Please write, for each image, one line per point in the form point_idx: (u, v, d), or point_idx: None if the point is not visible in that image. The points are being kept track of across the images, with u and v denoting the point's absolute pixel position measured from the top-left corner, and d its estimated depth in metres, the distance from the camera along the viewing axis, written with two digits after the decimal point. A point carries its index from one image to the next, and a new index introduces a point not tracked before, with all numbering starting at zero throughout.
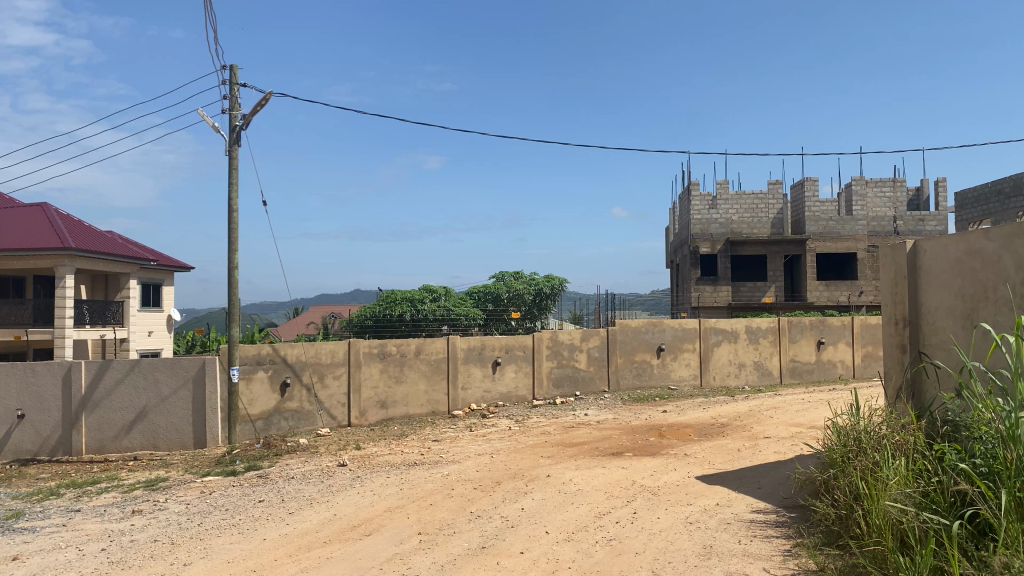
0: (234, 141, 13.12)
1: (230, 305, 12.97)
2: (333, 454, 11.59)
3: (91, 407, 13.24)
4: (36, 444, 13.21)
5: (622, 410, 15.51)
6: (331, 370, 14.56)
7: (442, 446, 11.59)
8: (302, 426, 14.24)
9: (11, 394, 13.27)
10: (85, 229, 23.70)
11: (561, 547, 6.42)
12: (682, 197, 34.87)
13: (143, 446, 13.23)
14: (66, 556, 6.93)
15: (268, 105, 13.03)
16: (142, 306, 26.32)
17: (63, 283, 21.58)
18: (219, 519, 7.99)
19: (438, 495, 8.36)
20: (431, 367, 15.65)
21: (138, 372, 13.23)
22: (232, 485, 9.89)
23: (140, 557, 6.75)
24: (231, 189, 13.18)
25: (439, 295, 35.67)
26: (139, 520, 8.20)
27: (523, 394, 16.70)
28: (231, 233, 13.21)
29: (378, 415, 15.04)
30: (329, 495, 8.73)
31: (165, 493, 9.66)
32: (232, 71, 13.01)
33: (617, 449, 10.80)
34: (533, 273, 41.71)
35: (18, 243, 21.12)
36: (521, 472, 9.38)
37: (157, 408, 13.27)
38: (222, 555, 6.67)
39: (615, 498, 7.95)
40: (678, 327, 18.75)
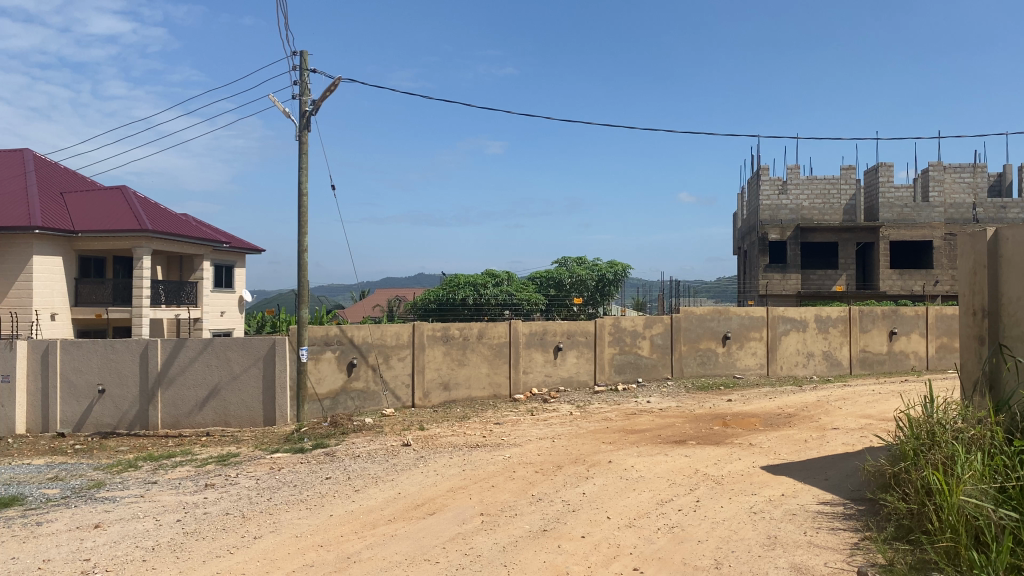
0: (304, 126, 13.36)
1: (300, 287, 13.25)
2: (397, 434, 11.77)
3: (166, 383, 13.72)
4: (115, 417, 13.80)
5: (685, 397, 15.35)
6: (395, 352, 14.76)
7: (503, 429, 11.66)
8: (367, 406, 14.51)
9: (92, 369, 13.89)
10: (161, 212, 24.43)
11: (623, 533, 6.41)
12: (751, 182, 34.18)
13: (216, 422, 13.66)
14: (143, 525, 7.22)
15: (338, 89, 13.21)
16: (215, 287, 27.10)
17: (141, 264, 22.36)
18: (288, 494, 8.20)
19: (500, 477, 8.44)
20: (493, 351, 15.73)
21: (211, 350, 13.65)
22: (300, 462, 10.14)
23: (213, 529, 6.98)
24: (301, 174, 13.44)
25: (501, 280, 35.81)
26: (212, 493, 8.47)
27: (585, 380, 16.65)
28: (302, 216, 13.48)
29: (441, 397, 15.22)
30: (393, 474, 8.90)
31: (236, 468, 9.97)
32: (302, 57, 13.23)
33: (680, 437, 10.71)
34: (597, 258, 41.55)
35: (100, 224, 21.98)
36: (582, 457, 9.38)
37: (229, 385, 13.68)
38: (291, 529, 6.85)
39: (678, 485, 7.90)
40: (745, 315, 18.39)
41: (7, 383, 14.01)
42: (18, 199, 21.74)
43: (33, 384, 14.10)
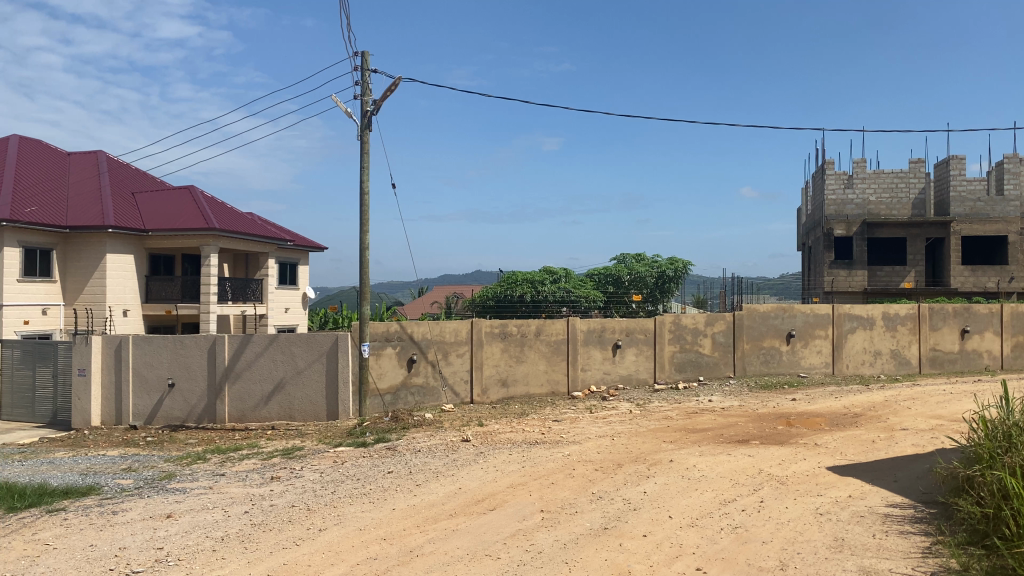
0: (365, 126, 13.54)
1: (362, 284, 13.43)
2: (456, 430, 11.84)
3: (233, 377, 14.08)
4: (184, 411, 14.23)
5: (748, 397, 15.09)
6: (454, 348, 14.85)
7: (562, 427, 11.65)
8: (427, 401, 14.65)
9: (162, 364, 14.33)
10: (228, 211, 25.05)
11: (685, 533, 6.34)
12: (815, 176, 33.44)
13: (281, 416, 13.97)
14: (213, 516, 7.42)
15: (398, 89, 13.34)
16: (279, 284, 27.71)
17: (208, 261, 22.95)
18: (351, 487, 8.34)
19: (560, 474, 8.44)
20: (551, 348, 15.70)
21: (276, 346, 13.96)
22: (363, 456, 10.30)
23: (279, 521, 7.14)
24: (362, 173, 13.64)
25: (559, 276, 35.81)
26: (278, 486, 8.65)
27: (645, 378, 16.52)
28: (363, 214, 13.67)
29: (499, 394, 15.26)
30: (454, 469, 8.97)
31: (301, 461, 10.17)
32: (363, 58, 13.40)
33: (743, 436, 10.55)
34: (656, 255, 41.20)
35: (169, 223, 22.65)
36: (643, 455, 9.31)
37: (293, 380, 13.96)
38: (355, 522, 6.95)
39: (741, 485, 7.78)
40: (809, 313, 18.02)
41: (83, 377, 14.59)
42: (92, 200, 22.58)
43: (107, 378, 14.63)
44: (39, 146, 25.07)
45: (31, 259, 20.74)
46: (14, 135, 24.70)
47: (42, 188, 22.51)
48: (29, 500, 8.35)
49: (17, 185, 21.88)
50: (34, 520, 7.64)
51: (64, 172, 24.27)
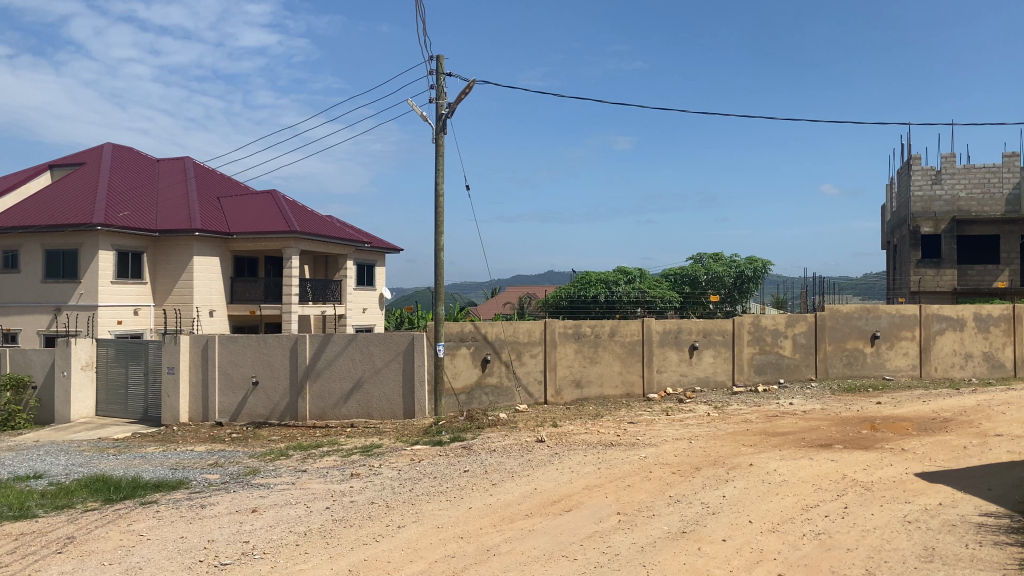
0: (440, 129, 13.69)
1: (437, 285, 13.59)
2: (531, 430, 11.89)
3: (313, 376, 14.43)
4: (268, 408, 14.66)
5: (831, 400, 14.68)
6: (528, 349, 14.87)
7: (638, 429, 11.55)
8: (501, 401, 14.73)
9: (247, 362, 14.79)
10: (308, 214, 25.69)
11: (767, 538, 6.22)
12: (901, 172, 32.38)
13: (359, 414, 14.26)
14: (296, 511, 7.61)
15: (473, 91, 13.45)
16: (357, 285, 28.29)
17: (290, 263, 23.54)
18: (428, 485, 8.45)
19: (636, 477, 8.37)
20: (625, 349, 15.57)
21: (355, 345, 14.25)
22: (439, 454, 10.42)
23: (360, 517, 7.28)
24: (437, 175, 13.80)
25: (634, 276, 35.60)
26: (357, 483, 8.82)
27: (722, 380, 16.25)
28: (438, 216, 13.83)
29: (573, 395, 15.21)
30: (529, 469, 8.99)
31: (379, 459, 10.34)
32: (439, 61, 13.56)
33: (826, 440, 10.27)
34: (734, 255, 40.46)
35: (252, 227, 23.35)
36: (721, 459, 9.15)
37: (371, 379, 14.22)
38: (433, 520, 7.03)
39: (824, 491, 7.57)
40: (895, 313, 17.41)
41: (173, 375, 15.19)
42: (180, 205, 23.47)
43: (194, 376, 15.18)
44: (131, 154, 26.18)
45: (124, 262, 21.73)
46: (108, 143, 25.86)
47: (133, 194, 23.51)
48: (124, 493, 8.74)
49: (111, 192, 22.90)
50: (130, 511, 7.99)
51: (154, 178, 25.28)
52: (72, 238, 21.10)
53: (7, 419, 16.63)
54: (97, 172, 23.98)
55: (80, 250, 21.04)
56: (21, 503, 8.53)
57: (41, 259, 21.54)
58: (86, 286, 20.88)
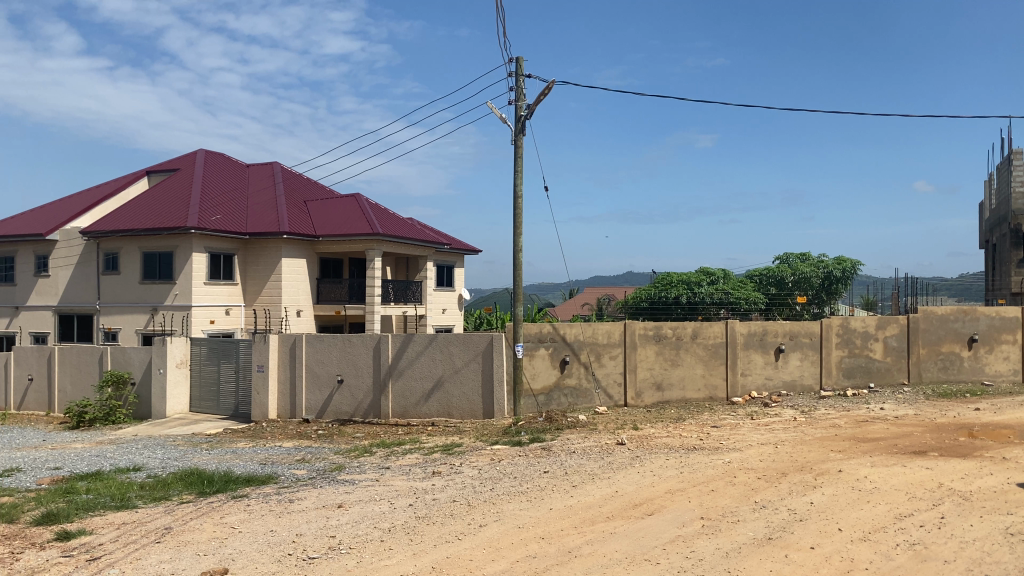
0: (519, 130, 13.75)
1: (516, 285, 13.64)
2: (611, 433, 11.80)
3: (396, 374, 14.69)
4: (352, 406, 15.00)
5: (925, 405, 14.11)
6: (607, 350, 14.76)
7: (721, 433, 11.33)
8: (580, 403, 14.68)
9: (332, 361, 15.20)
10: (390, 216, 26.14)
11: (858, 547, 6.02)
12: (1000, 168, 30.95)
13: (440, 413, 14.43)
14: (381, 508, 7.76)
15: (552, 93, 13.47)
16: (437, 286, 28.64)
17: (372, 265, 23.98)
18: (509, 485, 8.49)
19: (720, 481, 8.22)
20: (708, 351, 15.29)
21: (435, 345, 14.44)
22: (519, 454, 10.46)
23: (442, 515, 7.36)
24: (516, 175, 13.85)
25: (717, 277, 35.06)
26: (438, 481, 8.93)
27: (809, 384, 15.83)
28: (517, 217, 13.89)
29: (654, 397, 15.02)
30: (610, 472, 8.93)
31: (460, 458, 10.45)
32: (518, 63, 13.62)
33: (920, 447, 9.88)
34: (823, 255, 39.30)
35: (337, 230, 23.92)
36: (808, 465, 8.90)
37: (451, 378, 14.37)
38: (514, 520, 7.06)
39: (918, 500, 7.28)
40: (995, 316, 16.62)
41: (262, 373, 15.72)
42: (268, 208, 24.22)
43: (283, 374, 15.69)
44: (222, 159, 27.17)
45: (216, 264, 22.55)
46: (201, 149, 26.90)
47: (224, 198, 24.38)
48: (216, 487, 9.08)
49: (204, 196, 23.82)
50: (222, 504, 8.29)
51: (244, 182, 26.16)
52: (168, 241, 22.03)
53: (109, 414, 17.44)
54: (191, 178, 24.97)
55: (175, 252, 21.94)
56: (122, 493, 8.96)
57: (139, 261, 22.55)
58: (180, 286, 21.78)
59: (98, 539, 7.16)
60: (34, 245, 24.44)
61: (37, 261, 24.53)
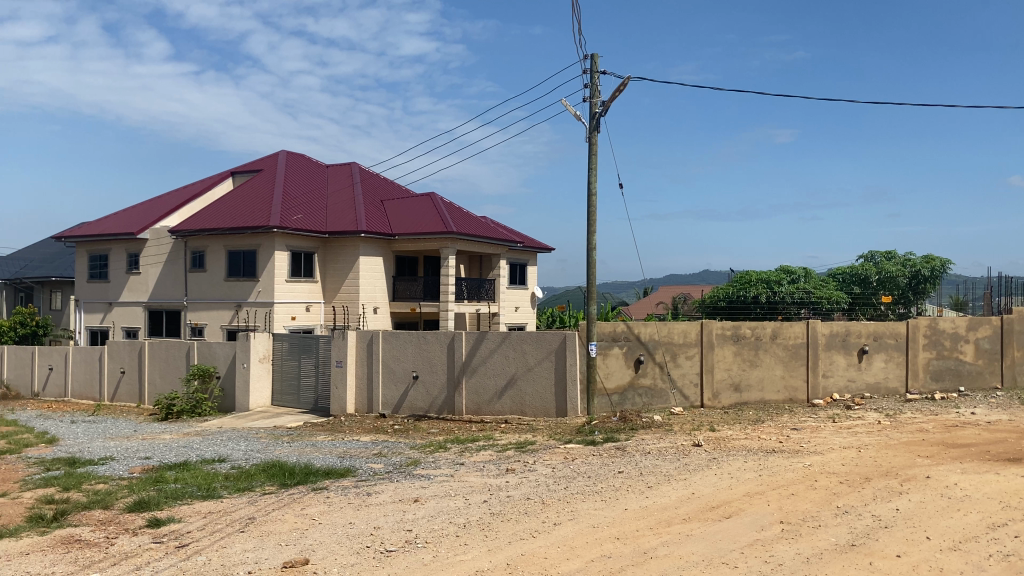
0: (594, 127, 13.68)
1: (590, 283, 13.56)
2: (687, 433, 11.64)
3: (469, 372, 14.82)
4: (426, 402, 15.20)
5: (1020, 410, 13.49)
6: (683, 350, 14.55)
7: (802, 436, 11.07)
8: (655, 403, 14.53)
9: (408, 357, 15.44)
10: (464, 215, 26.33)
11: (947, 557, 5.79)
12: None
13: (513, 411, 14.48)
14: (456, 503, 7.83)
15: (626, 89, 13.36)
16: (510, 284, 28.76)
17: (446, 263, 24.22)
18: (583, 484, 8.46)
19: (800, 485, 8.02)
20: (788, 352, 14.93)
21: (508, 343, 14.49)
22: (593, 454, 10.42)
23: (516, 512, 7.39)
24: (591, 173, 13.79)
25: (798, 276, 34.43)
26: (513, 478, 8.98)
27: (895, 386, 15.32)
28: (591, 215, 13.83)
29: (732, 399, 14.75)
30: (686, 473, 8.81)
31: (534, 456, 10.48)
32: (592, 60, 13.55)
33: (1015, 454, 9.43)
34: (910, 253, 37.87)
35: (412, 229, 24.21)
36: (893, 470, 8.60)
37: (524, 376, 14.41)
38: (588, 519, 7.04)
39: (1013, 509, 6.95)
40: None
41: (340, 368, 16.08)
42: (346, 208, 24.71)
43: (360, 369, 16.02)
44: (302, 160, 27.87)
45: (297, 262, 23.15)
46: (282, 150, 27.64)
47: (304, 198, 24.99)
48: (297, 479, 9.32)
49: (285, 196, 24.45)
50: (302, 496, 8.51)
51: (323, 182, 26.75)
52: (251, 239, 22.71)
53: (195, 407, 18.15)
54: (273, 179, 25.67)
55: (258, 251, 22.61)
56: (208, 483, 9.29)
57: (224, 259, 23.31)
58: (263, 284, 22.46)
59: (186, 527, 7.44)
60: (126, 244, 25.51)
61: (129, 259, 25.59)
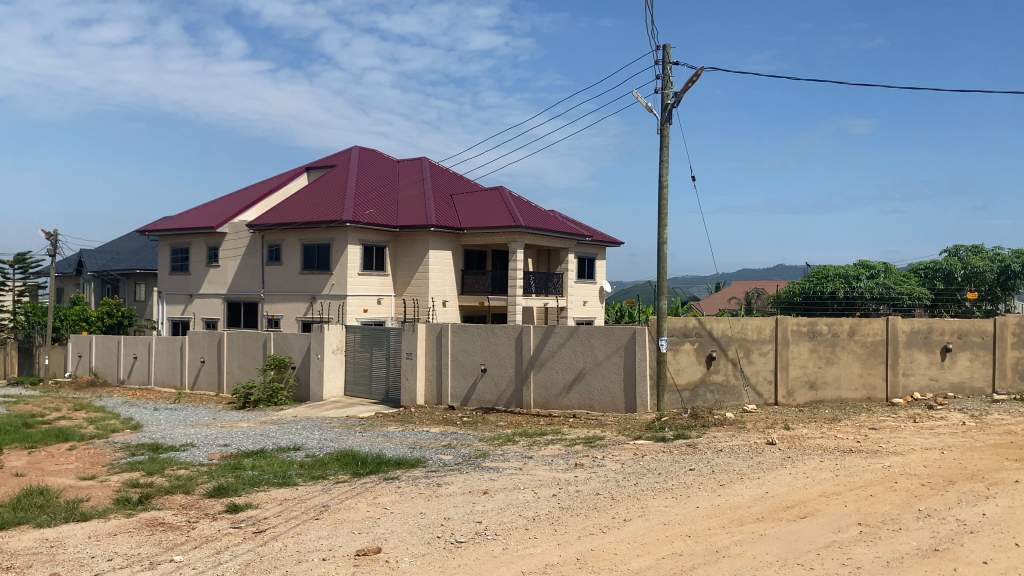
0: (666, 119, 13.50)
1: (660, 277, 13.39)
2: (760, 432, 11.42)
3: (538, 365, 14.84)
4: (495, 395, 15.30)
5: None
6: (757, 346, 14.26)
7: (881, 435, 10.74)
8: (727, 401, 14.27)
9: (476, 351, 15.56)
10: (533, 209, 26.33)
11: None
12: None
13: (581, 405, 14.43)
14: (525, 496, 7.85)
15: (700, 80, 13.15)
16: (578, 278, 28.69)
17: (515, 257, 24.28)
18: (653, 481, 8.38)
19: (879, 486, 7.78)
20: (866, 349, 14.50)
21: (577, 337, 14.43)
22: (663, 450, 10.31)
23: (585, 507, 7.37)
24: (662, 165, 13.62)
25: (877, 272, 33.63)
26: (582, 473, 8.96)
27: (980, 386, 14.74)
28: (662, 208, 13.66)
29: (807, 396, 14.39)
30: (760, 472, 8.64)
31: (603, 451, 10.42)
32: (665, 51, 13.37)
33: None
34: (998, 247, 36.49)
35: (480, 222, 24.33)
36: (979, 473, 8.27)
37: (593, 370, 14.33)
38: (659, 516, 6.97)
39: None
40: None
41: (411, 360, 16.33)
42: (416, 202, 24.99)
43: (430, 362, 16.24)
44: (373, 155, 28.30)
45: (369, 255, 23.53)
46: (355, 146, 28.11)
47: (376, 192, 25.37)
48: (369, 468, 9.49)
49: (357, 191, 24.87)
50: (374, 485, 8.66)
51: (394, 177, 27.11)
52: (324, 233, 23.18)
53: (272, 396, 18.56)
54: (346, 174, 26.15)
55: (332, 244, 23.07)
56: (284, 471, 9.53)
57: (299, 253, 23.85)
58: (336, 276, 22.92)
59: (263, 513, 7.65)
60: (206, 237, 26.36)
61: (209, 252, 26.42)
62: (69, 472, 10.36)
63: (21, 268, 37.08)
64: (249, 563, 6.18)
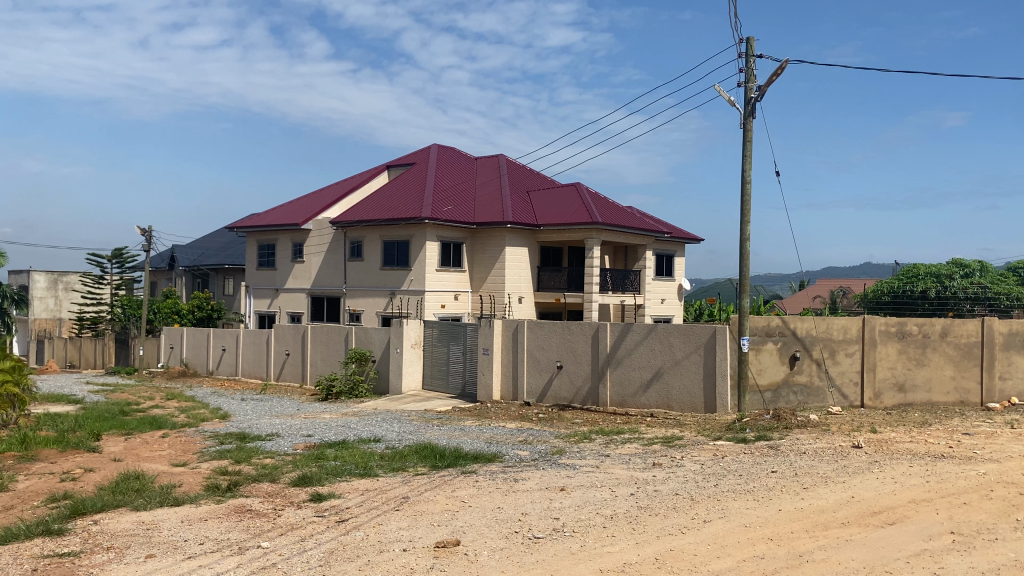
0: (749, 114, 13.23)
1: (742, 274, 13.15)
2: (846, 434, 11.10)
3: (614, 363, 14.76)
4: (571, 392, 15.29)
5: None
6: (843, 347, 13.84)
7: (975, 441, 10.29)
8: (811, 402, 13.89)
9: (552, 347, 15.60)
10: (610, 206, 26.17)
11: None
12: None
13: (659, 405, 14.26)
14: (602, 494, 7.83)
15: (784, 72, 12.82)
16: (656, 276, 28.39)
17: (592, 253, 24.16)
18: (734, 483, 8.23)
19: (974, 494, 7.46)
20: (960, 352, 13.93)
21: (654, 335, 14.30)
22: (744, 452, 10.13)
23: (664, 507, 7.30)
24: (745, 161, 13.35)
25: (971, 271, 32.26)
26: (660, 472, 8.88)
27: None
28: (744, 204, 13.40)
29: (895, 399, 13.90)
30: (846, 476, 8.39)
31: (682, 451, 10.29)
32: (748, 44, 13.09)
33: None
34: None
35: (557, 219, 24.32)
36: None
37: (671, 369, 14.15)
38: (740, 518, 6.85)
39: None
40: None
41: (487, 356, 16.48)
42: (494, 199, 25.13)
43: (506, 358, 16.36)
44: (452, 153, 28.58)
45: (447, 252, 23.79)
46: (434, 144, 28.48)
47: (454, 190, 25.63)
48: (447, 461, 9.62)
49: (436, 188, 25.17)
50: (452, 478, 8.77)
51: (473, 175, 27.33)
52: (404, 230, 23.56)
53: (353, 388, 18.96)
54: (425, 172, 26.49)
55: (411, 241, 23.43)
56: (365, 462, 9.75)
57: (379, 249, 24.29)
58: (415, 272, 23.27)
59: (345, 503, 7.82)
60: (291, 234, 27.11)
61: (294, 248, 27.19)
62: (163, 459, 10.82)
63: (118, 263, 38.80)
64: (333, 551, 6.34)
